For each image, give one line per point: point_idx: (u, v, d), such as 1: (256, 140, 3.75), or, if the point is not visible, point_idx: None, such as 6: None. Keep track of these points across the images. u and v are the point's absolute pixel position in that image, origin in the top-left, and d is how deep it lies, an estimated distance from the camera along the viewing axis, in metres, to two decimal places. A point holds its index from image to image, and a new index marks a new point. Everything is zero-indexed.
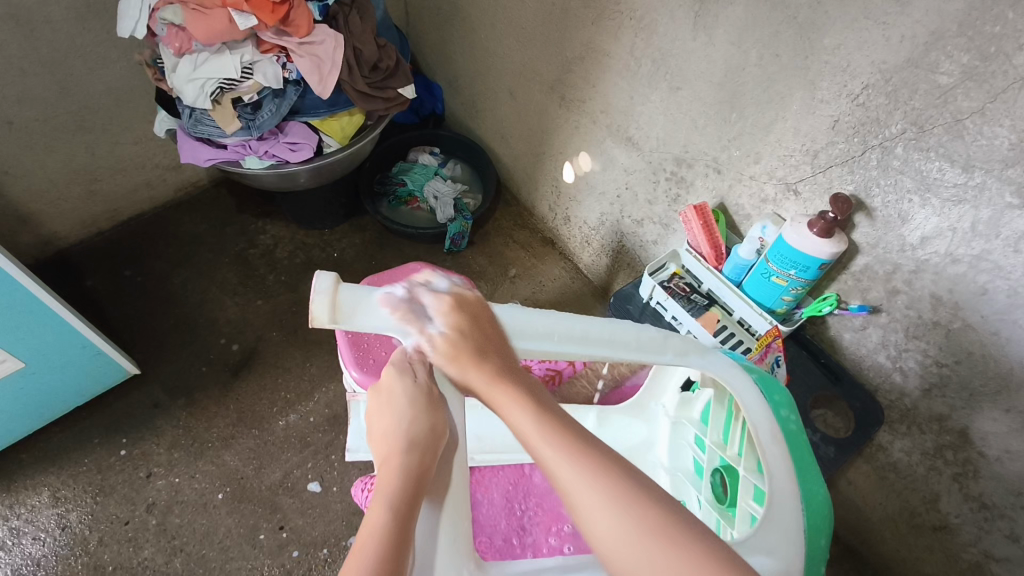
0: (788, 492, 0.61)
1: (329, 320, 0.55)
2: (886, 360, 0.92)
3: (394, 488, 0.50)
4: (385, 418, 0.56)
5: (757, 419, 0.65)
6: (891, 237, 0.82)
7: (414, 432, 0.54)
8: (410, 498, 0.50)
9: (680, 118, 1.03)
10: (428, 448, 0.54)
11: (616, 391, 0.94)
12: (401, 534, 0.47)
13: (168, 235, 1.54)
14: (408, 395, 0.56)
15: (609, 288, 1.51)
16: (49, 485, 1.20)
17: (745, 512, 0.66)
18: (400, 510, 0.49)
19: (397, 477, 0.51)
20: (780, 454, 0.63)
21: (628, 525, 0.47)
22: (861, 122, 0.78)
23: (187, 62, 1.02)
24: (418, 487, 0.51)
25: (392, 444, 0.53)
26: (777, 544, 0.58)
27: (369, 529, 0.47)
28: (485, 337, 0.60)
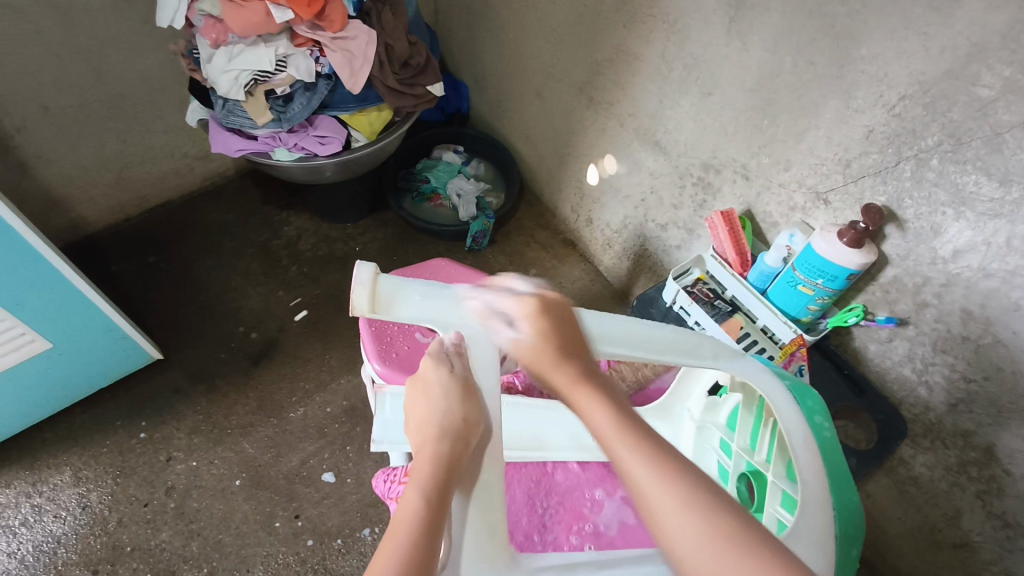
0: (821, 500, 0.60)
1: (367, 309, 0.54)
2: (911, 374, 0.91)
3: (428, 473, 0.51)
4: (422, 404, 0.57)
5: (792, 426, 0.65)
6: (921, 250, 0.82)
7: (453, 419, 0.54)
8: (443, 485, 0.51)
9: (711, 123, 1.02)
10: (468, 433, 0.54)
11: (640, 393, 0.93)
12: (433, 522, 0.48)
13: (194, 224, 1.56)
14: (444, 384, 0.56)
15: (629, 291, 1.50)
16: (71, 464, 1.23)
17: (772, 518, 0.69)
18: (431, 497, 0.49)
19: (430, 462, 0.52)
20: (813, 460, 0.63)
21: (688, 521, 0.47)
22: (895, 133, 0.78)
23: (223, 54, 1.03)
24: (452, 474, 0.52)
25: (430, 429, 0.54)
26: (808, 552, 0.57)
27: (402, 516, 0.48)
28: (571, 335, 0.60)
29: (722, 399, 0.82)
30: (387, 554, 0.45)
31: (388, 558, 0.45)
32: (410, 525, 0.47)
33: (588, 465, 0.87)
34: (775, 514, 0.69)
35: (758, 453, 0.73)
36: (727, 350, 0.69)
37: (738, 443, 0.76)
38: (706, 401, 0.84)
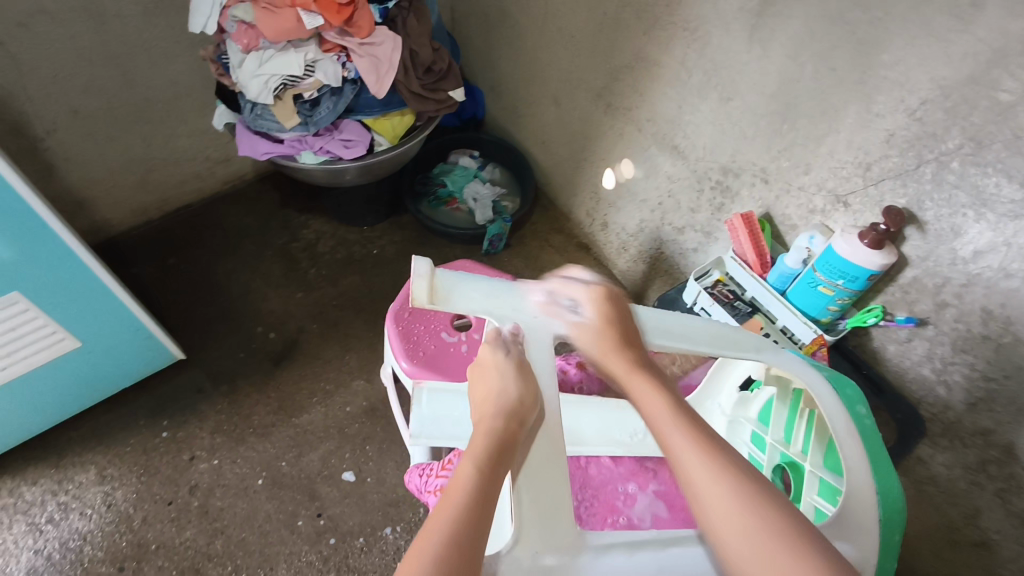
0: (866, 487, 0.61)
1: (428, 300, 0.60)
2: (930, 373, 0.93)
3: (481, 449, 0.54)
4: (487, 383, 0.61)
5: (834, 414, 0.66)
6: (942, 251, 0.83)
7: (516, 401, 0.58)
8: (496, 461, 0.53)
9: (730, 128, 1.05)
10: (525, 419, 0.57)
11: (669, 389, 0.94)
12: (486, 493, 0.50)
13: (215, 227, 1.59)
14: (510, 367, 0.61)
15: (643, 295, 1.52)
16: (96, 463, 1.24)
17: (810, 507, 0.70)
18: (482, 471, 0.52)
19: (487, 436, 0.55)
20: (857, 447, 0.64)
21: (730, 500, 0.51)
22: (916, 136, 0.80)
23: (254, 59, 1.05)
24: (506, 450, 0.55)
25: (490, 409, 0.58)
26: (852, 534, 0.59)
27: (455, 486, 0.50)
28: (631, 329, 0.68)
29: (753, 394, 0.83)
30: (440, 518, 0.47)
31: (442, 518, 0.47)
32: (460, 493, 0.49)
33: (621, 460, 0.89)
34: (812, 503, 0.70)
35: (794, 445, 0.75)
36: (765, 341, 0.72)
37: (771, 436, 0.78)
38: (737, 396, 0.85)
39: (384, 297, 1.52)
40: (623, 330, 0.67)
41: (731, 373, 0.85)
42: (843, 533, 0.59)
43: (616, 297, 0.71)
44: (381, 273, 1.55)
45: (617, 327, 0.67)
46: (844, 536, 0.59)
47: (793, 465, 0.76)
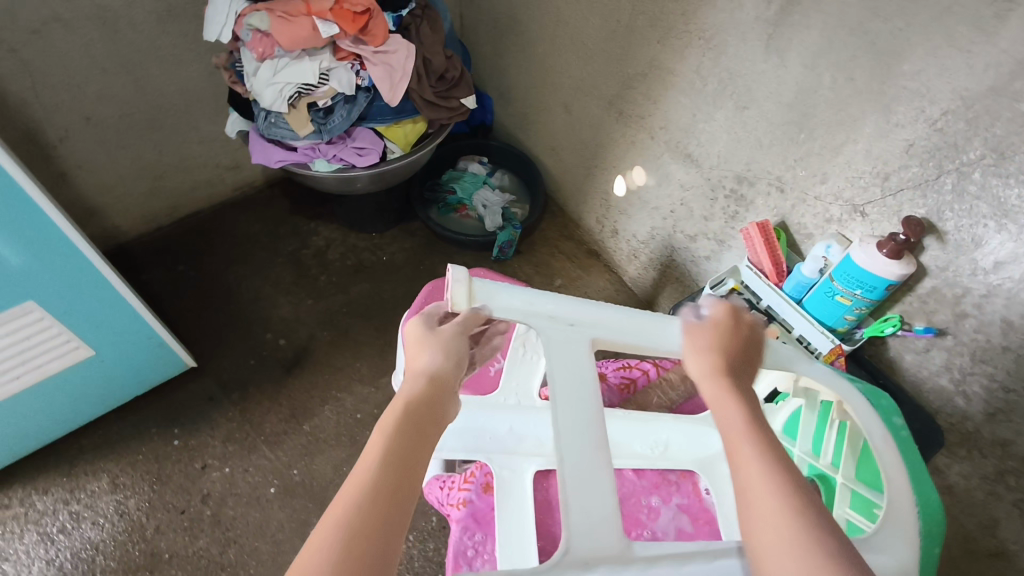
0: (906, 498, 0.59)
1: (468, 303, 0.62)
2: (948, 383, 0.93)
3: (397, 416, 0.54)
4: (416, 353, 0.62)
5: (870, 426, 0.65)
6: (962, 261, 0.83)
7: (434, 371, 0.60)
8: (414, 427, 0.54)
9: (745, 137, 1.04)
10: (442, 387, 0.59)
11: (689, 401, 0.95)
12: (397, 460, 0.51)
13: (224, 234, 1.59)
14: (438, 339, 0.62)
15: (654, 302, 1.52)
16: (108, 471, 1.24)
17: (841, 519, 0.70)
18: (397, 436, 0.53)
19: (404, 402, 0.56)
20: (896, 459, 0.63)
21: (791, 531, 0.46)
22: (937, 147, 0.79)
23: (269, 68, 1.05)
24: (424, 415, 0.56)
25: (410, 379, 0.59)
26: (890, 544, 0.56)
27: (371, 451, 0.51)
28: (746, 351, 0.63)
29: (779, 405, 0.83)
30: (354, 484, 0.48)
31: (353, 482, 0.48)
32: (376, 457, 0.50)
33: (643, 473, 0.88)
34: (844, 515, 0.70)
35: (823, 457, 0.75)
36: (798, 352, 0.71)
37: (800, 447, 0.78)
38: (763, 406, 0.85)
39: (394, 304, 1.51)
40: (734, 345, 0.62)
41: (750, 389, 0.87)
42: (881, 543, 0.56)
43: (747, 317, 0.65)
44: (391, 280, 1.55)
45: (731, 343, 0.62)
46: (884, 545, 0.56)
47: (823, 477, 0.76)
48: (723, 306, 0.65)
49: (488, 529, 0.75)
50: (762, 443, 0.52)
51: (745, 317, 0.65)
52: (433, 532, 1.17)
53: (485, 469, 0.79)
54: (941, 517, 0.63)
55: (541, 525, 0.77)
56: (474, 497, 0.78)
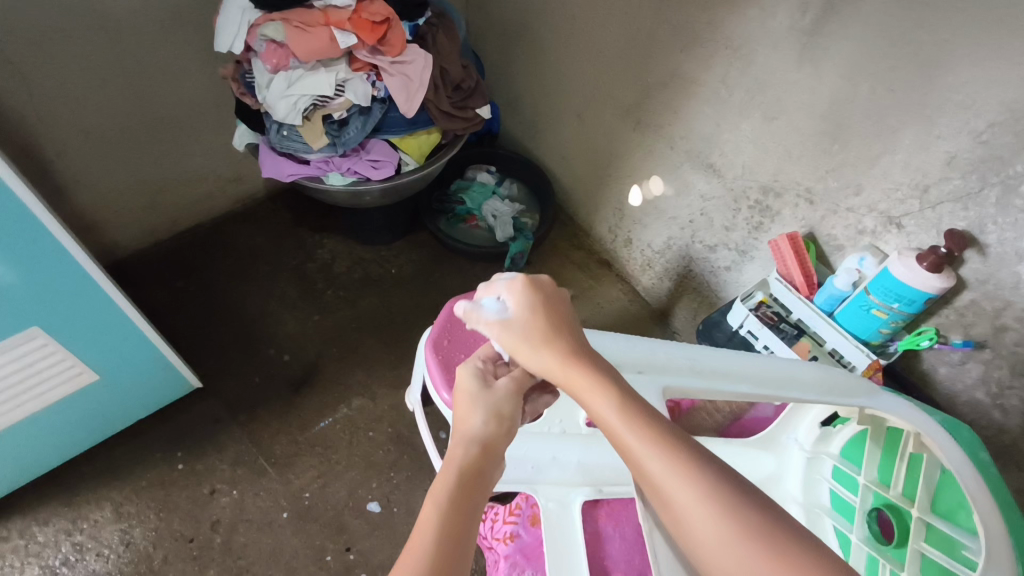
0: (1004, 545, 0.62)
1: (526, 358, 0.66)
2: (984, 397, 0.91)
3: (448, 486, 0.53)
4: (461, 414, 0.61)
5: (961, 466, 0.66)
6: (1004, 275, 0.82)
7: (481, 436, 0.58)
8: (463, 499, 0.52)
9: (773, 148, 1.03)
10: (490, 452, 0.58)
11: (735, 423, 0.92)
12: (452, 531, 0.49)
13: (226, 248, 1.54)
14: (482, 397, 0.61)
15: (668, 312, 1.50)
16: (112, 499, 1.19)
17: (916, 554, 0.71)
18: (448, 511, 0.50)
19: (454, 473, 0.54)
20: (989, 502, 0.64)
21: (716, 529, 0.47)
22: (982, 160, 0.78)
23: (282, 79, 1.02)
24: (474, 487, 0.54)
25: (457, 444, 0.58)
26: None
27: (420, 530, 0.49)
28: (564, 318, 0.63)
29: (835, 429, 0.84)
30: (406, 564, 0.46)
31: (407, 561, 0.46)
32: (423, 550, 0.47)
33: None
34: (919, 550, 0.71)
35: (894, 487, 0.75)
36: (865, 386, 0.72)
37: (867, 477, 0.77)
38: (819, 430, 0.85)
39: (404, 318, 1.48)
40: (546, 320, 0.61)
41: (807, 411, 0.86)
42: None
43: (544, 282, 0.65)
44: (400, 294, 1.51)
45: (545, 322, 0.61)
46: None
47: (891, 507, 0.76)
48: (517, 284, 0.64)
49: (537, 565, 0.78)
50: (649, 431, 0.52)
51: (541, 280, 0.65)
52: None
53: (531, 500, 0.82)
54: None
55: (594, 558, 0.79)
56: (521, 531, 0.81)
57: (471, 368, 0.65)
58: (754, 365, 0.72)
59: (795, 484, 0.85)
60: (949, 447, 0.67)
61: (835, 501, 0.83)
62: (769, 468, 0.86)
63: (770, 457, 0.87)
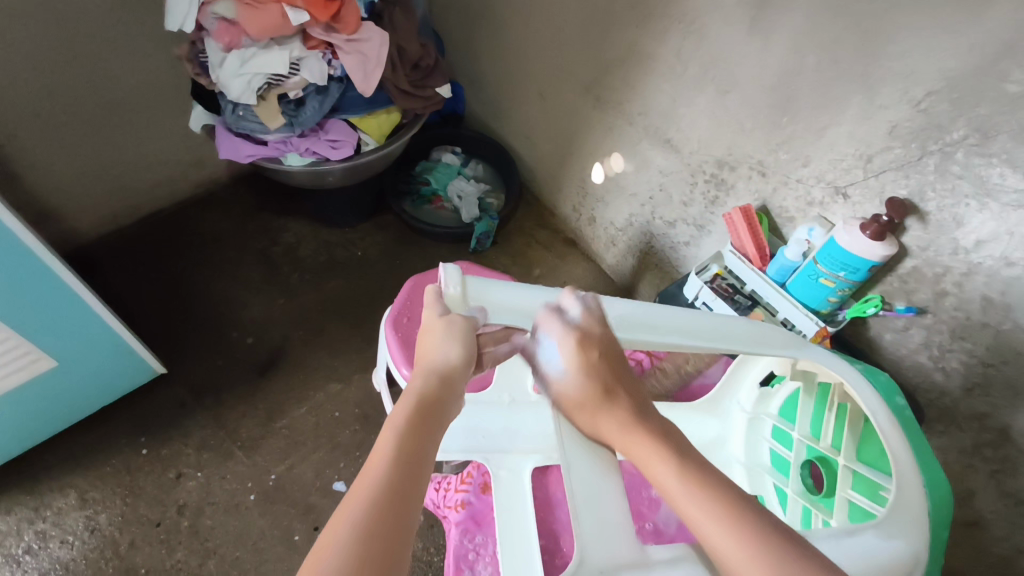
0: (913, 480, 0.64)
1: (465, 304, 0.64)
2: (927, 360, 0.93)
3: (407, 415, 0.54)
4: (424, 347, 0.60)
5: (876, 410, 0.70)
6: (942, 241, 0.84)
7: (443, 371, 0.58)
8: (421, 433, 0.53)
9: (727, 121, 1.04)
10: (450, 387, 0.58)
11: (685, 390, 0.99)
12: (406, 464, 0.50)
13: (190, 233, 1.52)
14: (452, 327, 0.60)
15: (632, 289, 1.52)
16: (76, 486, 1.18)
17: (844, 502, 0.74)
18: (405, 440, 0.51)
19: (411, 404, 0.55)
20: (901, 440, 0.68)
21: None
22: (921, 128, 0.80)
23: (235, 57, 1.01)
24: (431, 418, 0.55)
25: (417, 378, 0.58)
26: (901, 530, 0.61)
27: (374, 461, 0.50)
28: (619, 368, 0.64)
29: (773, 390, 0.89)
30: (361, 490, 0.47)
31: (362, 488, 0.47)
32: (375, 475, 0.48)
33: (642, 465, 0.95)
34: (847, 498, 0.74)
35: (823, 440, 0.78)
36: (793, 338, 0.76)
37: (800, 432, 0.81)
38: (758, 393, 0.90)
39: (370, 299, 1.48)
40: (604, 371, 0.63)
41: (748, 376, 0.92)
42: (896, 530, 0.61)
43: (596, 328, 0.65)
44: (365, 276, 1.51)
45: (602, 376, 0.62)
46: (898, 532, 0.60)
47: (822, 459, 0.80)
48: (566, 341, 0.63)
49: (486, 530, 0.82)
50: (710, 493, 0.52)
51: (596, 329, 0.65)
52: (419, 531, 1.15)
53: (482, 469, 0.87)
54: (949, 500, 0.66)
55: (544, 523, 0.83)
56: (472, 499, 0.85)
57: (432, 303, 0.62)
58: (695, 318, 0.73)
59: (736, 445, 0.90)
60: (866, 393, 0.71)
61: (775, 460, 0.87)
62: (712, 432, 0.92)
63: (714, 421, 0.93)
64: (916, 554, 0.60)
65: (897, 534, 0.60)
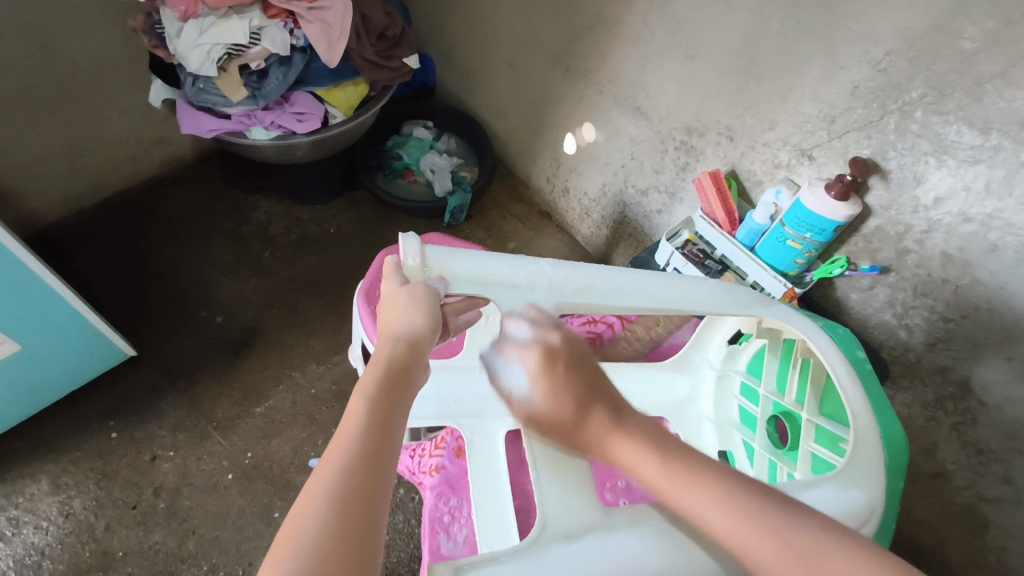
0: (870, 431, 0.66)
1: (422, 272, 0.63)
2: (891, 318, 0.95)
3: (377, 380, 0.53)
4: (389, 315, 0.60)
5: (835, 364, 0.71)
6: (904, 199, 0.85)
7: (409, 337, 0.58)
8: (392, 395, 0.53)
9: (694, 87, 1.05)
10: (418, 352, 0.58)
11: (655, 350, 1.03)
12: (380, 427, 0.50)
13: (156, 213, 1.49)
14: (414, 295, 0.59)
15: (607, 260, 1.53)
16: (48, 472, 1.16)
17: (807, 454, 0.77)
18: (378, 402, 0.52)
19: (380, 368, 0.55)
20: (858, 391, 0.69)
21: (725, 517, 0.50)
22: (881, 88, 0.81)
23: (193, 27, 0.99)
24: (402, 383, 0.55)
25: (384, 344, 0.57)
26: (859, 481, 0.63)
27: (349, 423, 0.49)
28: (589, 373, 0.67)
29: (741, 347, 0.91)
30: (338, 450, 0.47)
31: (340, 449, 0.47)
32: (350, 437, 0.48)
33: None
34: (810, 450, 0.77)
35: (787, 394, 0.81)
36: (759, 298, 0.78)
37: (766, 387, 0.84)
38: (725, 350, 0.92)
39: (344, 276, 1.47)
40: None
41: (716, 333, 0.94)
42: (855, 481, 0.63)
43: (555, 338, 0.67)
44: (339, 253, 1.50)
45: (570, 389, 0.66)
46: (857, 483, 0.62)
47: (788, 414, 0.83)
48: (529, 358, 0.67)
49: (461, 493, 0.86)
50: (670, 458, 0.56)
51: (556, 338, 0.67)
52: (400, 504, 1.16)
53: (455, 435, 0.90)
54: (903, 451, 0.69)
55: (517, 483, 0.85)
56: (446, 463, 0.88)
57: (390, 271, 0.62)
58: (664, 282, 0.73)
59: (706, 402, 0.94)
60: (827, 348, 0.73)
61: (742, 416, 0.91)
62: (683, 390, 0.95)
63: (685, 378, 0.96)
64: (872, 503, 0.62)
65: (855, 484, 0.62)
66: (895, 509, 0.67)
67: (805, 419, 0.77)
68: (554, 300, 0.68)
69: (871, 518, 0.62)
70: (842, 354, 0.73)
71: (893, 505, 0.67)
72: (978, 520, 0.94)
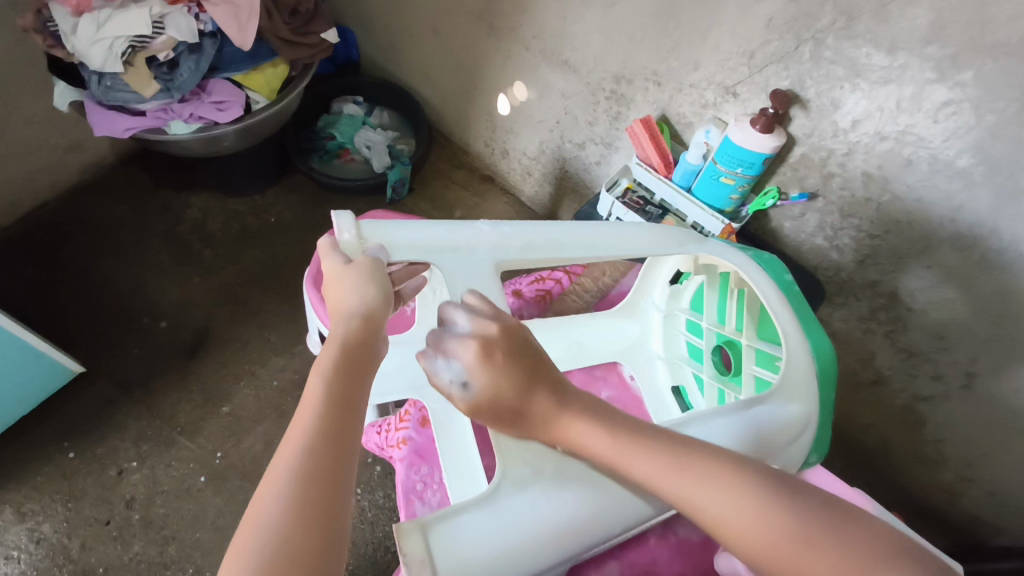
0: (800, 347, 0.71)
1: (359, 247, 0.63)
2: (823, 242, 1.00)
3: (333, 358, 0.53)
4: (337, 294, 0.59)
5: (765, 289, 0.75)
6: (824, 125, 0.89)
7: (361, 311, 0.57)
8: (351, 371, 0.53)
9: (617, 34, 1.05)
10: (374, 326, 0.58)
11: (605, 300, 1.07)
12: (338, 405, 0.50)
13: (83, 223, 1.42)
14: (360, 271, 0.59)
15: (554, 217, 1.54)
16: (10, 501, 1.13)
17: (750, 377, 0.82)
18: (336, 379, 0.52)
19: (336, 348, 0.54)
20: (787, 311, 0.74)
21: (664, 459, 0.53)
22: (794, 17, 0.83)
23: (89, 22, 0.94)
24: (359, 359, 0.55)
25: (337, 323, 0.57)
26: (795, 394, 0.68)
27: (307, 403, 0.50)
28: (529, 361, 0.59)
29: (682, 286, 0.94)
30: (298, 433, 0.47)
31: (299, 431, 0.47)
32: (309, 418, 0.48)
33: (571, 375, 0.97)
34: (753, 373, 0.82)
35: (728, 324, 0.85)
36: (691, 236, 0.81)
37: (708, 321, 0.88)
38: (669, 290, 0.96)
39: (291, 264, 1.44)
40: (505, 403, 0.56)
41: (658, 277, 0.97)
42: (791, 396, 0.67)
43: (494, 330, 0.58)
44: (282, 242, 1.47)
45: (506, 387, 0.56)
46: (793, 398, 0.67)
47: (730, 342, 0.88)
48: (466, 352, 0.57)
49: (431, 461, 0.88)
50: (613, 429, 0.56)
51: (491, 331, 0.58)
52: (378, 481, 1.18)
53: (419, 405, 0.92)
54: (835, 360, 0.73)
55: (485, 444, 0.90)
56: (414, 434, 0.90)
57: (331, 249, 0.61)
58: (602, 230, 0.75)
59: (656, 341, 0.97)
60: (756, 275, 0.77)
61: (690, 350, 0.96)
62: (634, 334, 0.98)
63: (635, 323, 0.99)
64: (806, 414, 0.67)
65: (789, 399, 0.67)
66: (831, 413, 0.72)
67: (747, 344, 0.82)
68: (503, 257, 0.69)
69: (806, 427, 0.67)
70: (771, 280, 0.77)
71: (829, 411, 0.72)
72: (915, 417, 1.02)
